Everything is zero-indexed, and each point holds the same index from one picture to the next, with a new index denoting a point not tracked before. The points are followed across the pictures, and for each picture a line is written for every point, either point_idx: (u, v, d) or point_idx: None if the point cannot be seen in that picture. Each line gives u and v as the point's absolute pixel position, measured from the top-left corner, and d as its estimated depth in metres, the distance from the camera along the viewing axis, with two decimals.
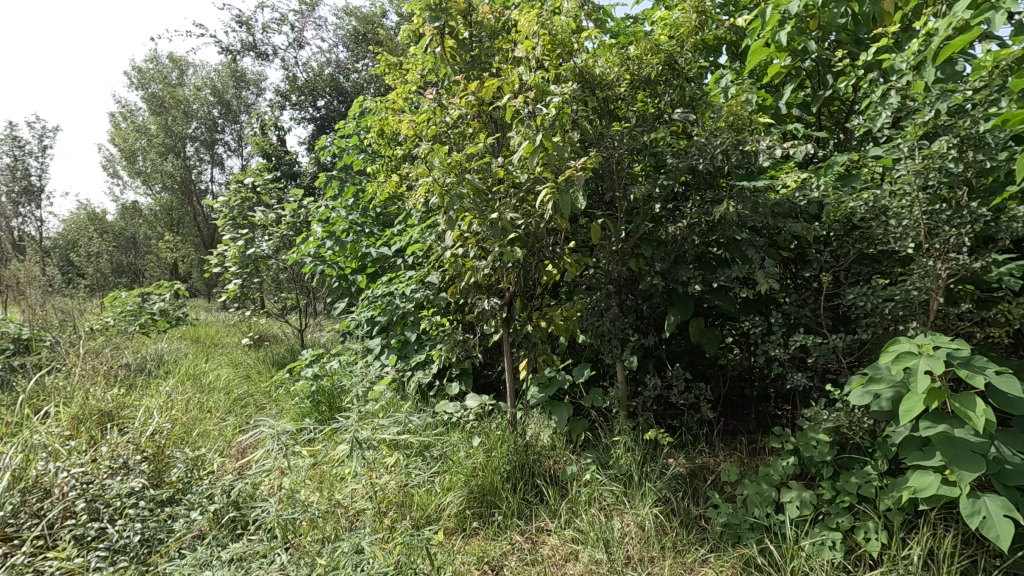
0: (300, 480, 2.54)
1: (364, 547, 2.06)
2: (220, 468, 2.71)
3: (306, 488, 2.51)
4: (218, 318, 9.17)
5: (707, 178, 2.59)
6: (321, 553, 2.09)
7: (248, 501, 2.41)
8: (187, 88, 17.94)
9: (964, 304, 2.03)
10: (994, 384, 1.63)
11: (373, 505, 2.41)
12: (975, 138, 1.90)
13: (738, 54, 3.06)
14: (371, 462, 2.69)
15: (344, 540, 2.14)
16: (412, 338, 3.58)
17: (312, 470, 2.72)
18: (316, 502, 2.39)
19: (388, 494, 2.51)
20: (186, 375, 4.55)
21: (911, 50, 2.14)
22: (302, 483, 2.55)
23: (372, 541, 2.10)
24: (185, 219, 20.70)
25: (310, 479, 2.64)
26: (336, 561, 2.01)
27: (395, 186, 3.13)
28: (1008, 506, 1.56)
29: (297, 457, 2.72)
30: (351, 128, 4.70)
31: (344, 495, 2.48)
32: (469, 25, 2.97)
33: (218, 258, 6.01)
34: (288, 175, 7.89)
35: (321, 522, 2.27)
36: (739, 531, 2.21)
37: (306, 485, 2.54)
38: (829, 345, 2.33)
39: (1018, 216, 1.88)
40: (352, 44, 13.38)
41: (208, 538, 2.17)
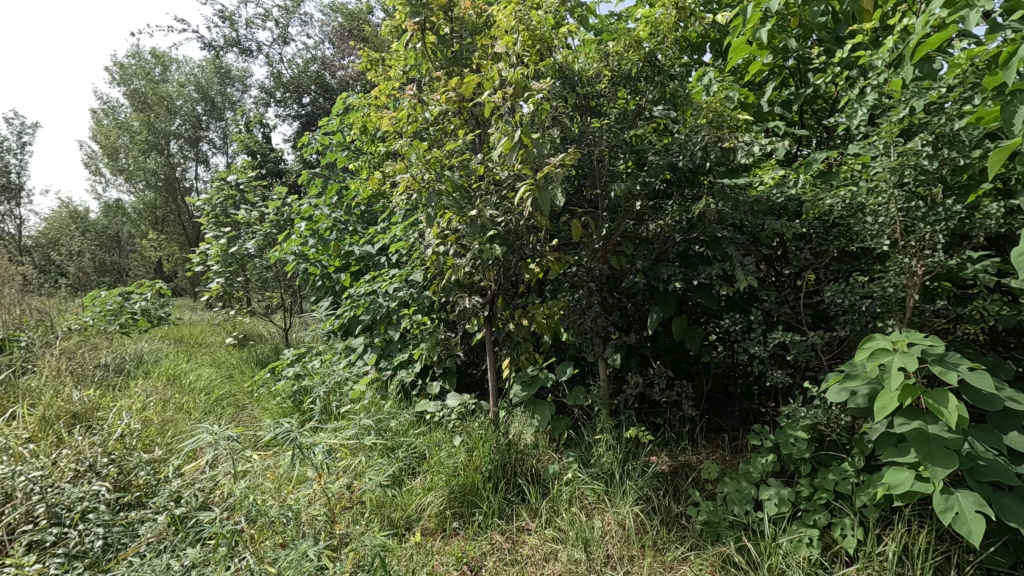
0: (258, 484, 2.47)
1: (311, 556, 1.98)
2: (183, 470, 2.64)
3: (260, 493, 2.45)
4: (205, 317, 9.09)
5: (689, 175, 2.59)
6: (275, 561, 2.01)
7: (209, 502, 2.35)
8: (172, 85, 17.72)
9: (941, 301, 2.04)
10: (967, 380, 1.64)
11: (323, 511, 2.33)
12: (949, 136, 1.92)
13: (721, 52, 3.05)
14: (321, 467, 2.61)
15: (293, 548, 2.06)
16: (394, 337, 3.54)
17: (268, 472, 2.66)
18: (273, 505, 2.33)
19: (343, 499, 2.50)
20: (165, 375, 4.49)
21: (889, 47, 2.14)
22: (257, 487, 2.49)
23: (320, 550, 2.02)
24: (169, 218, 20.45)
25: (271, 483, 2.58)
26: (279, 569, 1.97)
27: (379, 184, 3.08)
28: (980, 502, 1.56)
29: (251, 460, 2.65)
30: (335, 125, 4.62)
31: (297, 500, 2.41)
32: (451, 20, 2.93)
33: (200, 256, 5.93)
34: (273, 173, 7.79)
35: (289, 521, 2.23)
36: (719, 529, 2.20)
37: (264, 489, 2.48)
38: (809, 342, 2.32)
39: (991, 213, 1.89)
40: (339, 41, 13.32)
41: (165, 545, 2.08)
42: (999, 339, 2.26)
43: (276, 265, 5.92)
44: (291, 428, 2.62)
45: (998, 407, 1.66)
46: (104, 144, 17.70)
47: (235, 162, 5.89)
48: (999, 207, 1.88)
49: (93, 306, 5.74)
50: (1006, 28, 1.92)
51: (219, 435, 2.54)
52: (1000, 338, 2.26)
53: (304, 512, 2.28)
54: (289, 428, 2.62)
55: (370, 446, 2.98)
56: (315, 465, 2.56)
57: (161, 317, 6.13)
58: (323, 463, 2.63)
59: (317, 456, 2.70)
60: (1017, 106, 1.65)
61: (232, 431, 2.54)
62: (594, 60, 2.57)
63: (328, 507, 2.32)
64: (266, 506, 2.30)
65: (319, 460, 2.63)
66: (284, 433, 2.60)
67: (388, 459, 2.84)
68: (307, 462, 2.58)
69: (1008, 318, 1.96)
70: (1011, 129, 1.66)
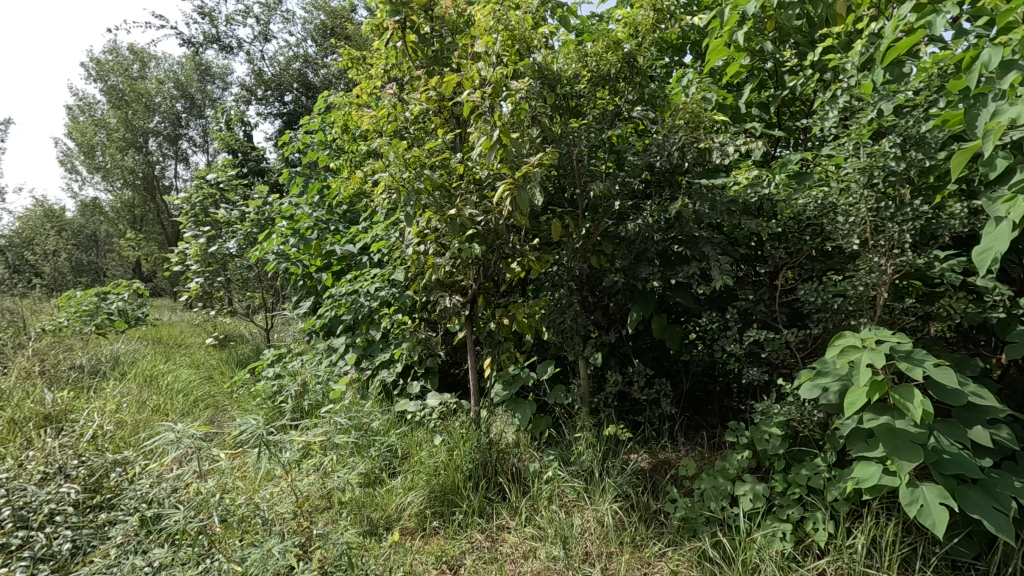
0: (227, 483, 2.44)
1: (276, 555, 1.95)
2: (150, 470, 2.58)
3: (226, 492, 2.41)
4: (184, 317, 8.99)
5: (667, 176, 2.61)
6: (244, 559, 1.98)
7: (175, 500, 2.30)
8: (151, 82, 17.46)
9: (909, 299, 2.10)
10: (932, 376, 1.68)
11: (291, 509, 2.29)
12: (916, 138, 1.97)
13: (700, 55, 3.09)
14: (290, 464, 2.60)
15: (260, 546, 2.04)
16: (376, 337, 3.52)
17: (236, 470, 2.61)
18: (241, 503, 2.30)
19: (308, 497, 2.52)
20: (142, 376, 4.42)
21: (860, 52, 2.19)
22: (224, 486, 2.43)
23: (285, 548, 1.98)
24: (148, 216, 20.08)
25: (239, 482, 2.53)
26: (244, 568, 1.94)
27: (360, 182, 3.06)
28: (944, 494, 1.61)
29: (216, 458, 2.58)
30: (316, 123, 4.58)
31: (261, 498, 2.36)
32: (431, 20, 2.93)
33: (179, 256, 5.83)
34: (255, 171, 7.72)
35: (260, 517, 2.20)
36: (696, 525, 2.23)
37: (232, 488, 2.41)
38: (783, 339, 2.36)
39: (955, 214, 1.94)
40: (321, 38, 13.22)
41: (131, 544, 2.04)
42: (969, 336, 2.31)
43: (257, 264, 5.85)
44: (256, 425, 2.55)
45: (963, 403, 1.71)
46: (80, 141, 17.37)
47: (215, 160, 5.80)
48: (962, 207, 1.95)
49: (68, 306, 5.62)
50: (970, 33, 1.97)
51: (182, 434, 2.39)
52: (970, 336, 2.31)
53: (273, 509, 2.26)
54: (256, 423, 2.48)
55: (346, 446, 2.96)
56: (282, 462, 2.50)
57: (138, 317, 6.01)
58: (290, 459, 2.60)
59: (284, 454, 2.65)
60: (979, 109, 1.71)
61: (196, 429, 2.48)
62: (573, 61, 2.56)
63: (294, 505, 2.32)
64: (232, 503, 2.25)
65: (287, 458, 2.60)
66: (247, 429, 2.48)
67: (362, 459, 2.84)
68: (273, 460, 2.53)
69: (975, 316, 2.01)
70: (973, 132, 1.72)
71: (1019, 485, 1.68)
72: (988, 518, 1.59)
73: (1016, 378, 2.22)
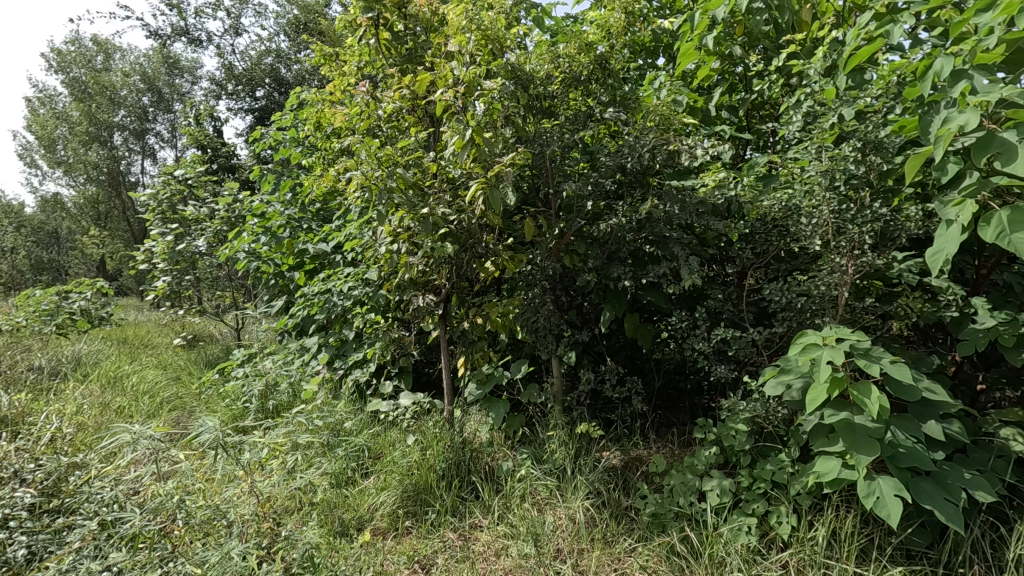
0: (188, 485, 2.38)
1: (234, 557, 1.91)
2: (109, 471, 2.51)
3: (189, 493, 2.36)
4: (151, 317, 8.74)
5: (639, 178, 2.63)
6: (204, 562, 1.94)
7: (131, 503, 2.24)
8: (116, 75, 16.94)
9: (869, 298, 2.16)
10: (888, 372, 1.74)
11: (253, 511, 2.23)
12: (875, 142, 2.04)
13: (672, 58, 3.14)
14: (250, 466, 2.56)
15: (215, 549, 1.99)
16: (350, 337, 3.49)
17: (194, 471, 2.54)
18: (197, 504, 2.24)
19: (272, 497, 2.48)
20: (105, 378, 4.30)
21: (824, 59, 2.26)
22: (183, 488, 2.37)
23: (244, 551, 1.95)
24: (113, 213, 19.46)
25: (195, 482, 2.45)
26: (203, 570, 1.91)
27: (333, 181, 3.01)
28: (898, 487, 1.67)
29: (175, 459, 2.52)
30: (289, 120, 4.50)
31: (221, 500, 2.31)
32: (405, 18, 2.90)
33: (145, 255, 5.68)
34: (225, 168, 7.56)
35: (222, 518, 2.16)
36: (664, 520, 2.27)
37: (191, 489, 2.35)
38: (749, 338, 2.41)
39: (911, 216, 2.01)
40: (294, 33, 13.04)
41: (87, 549, 1.99)
42: (928, 334, 2.40)
43: (227, 263, 5.73)
44: (216, 426, 2.46)
45: (917, 398, 1.77)
46: (41, 135, 16.74)
47: (183, 157, 5.65)
48: (917, 210, 1.99)
49: (27, 305, 5.41)
50: (926, 42, 2.05)
51: (139, 434, 2.33)
52: (929, 334, 2.40)
53: (235, 510, 2.22)
54: (213, 425, 2.41)
55: (316, 446, 2.94)
56: (241, 463, 2.45)
57: (102, 317, 5.83)
58: (250, 460, 2.53)
59: (245, 454, 2.58)
60: (932, 116, 1.78)
61: (155, 430, 2.40)
62: (545, 61, 2.58)
63: (254, 507, 2.25)
64: (190, 505, 2.19)
65: (249, 459, 2.57)
66: (204, 431, 2.40)
67: (332, 459, 2.81)
68: (232, 461, 2.46)
69: (930, 315, 2.09)
70: (926, 137, 1.78)
71: (968, 476, 1.75)
72: (939, 509, 1.66)
73: (970, 374, 2.31)
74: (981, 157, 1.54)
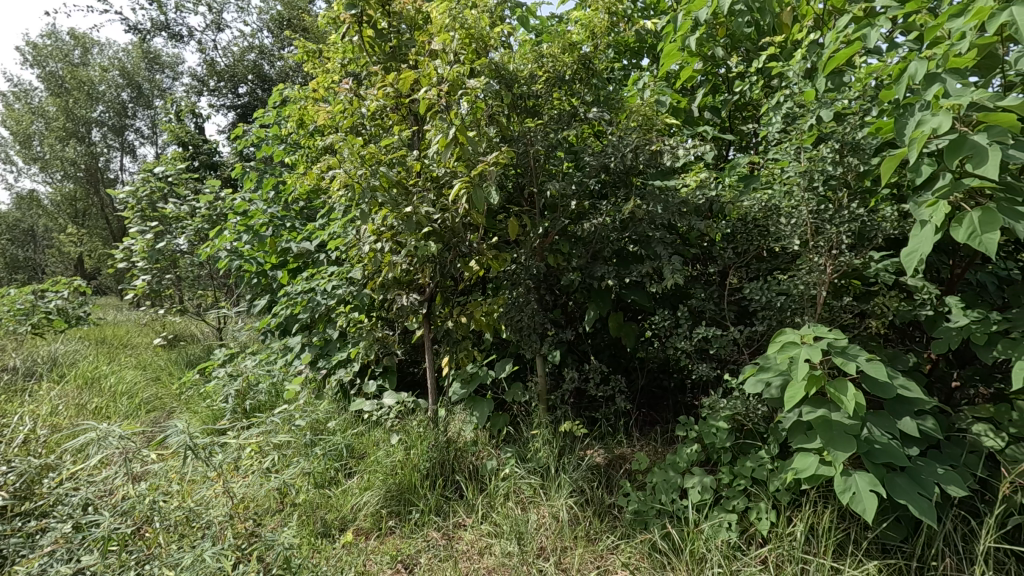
0: (162, 486, 2.34)
1: (206, 559, 1.88)
2: (83, 473, 2.46)
3: (164, 495, 2.32)
4: (130, 317, 8.59)
5: (622, 178, 2.65)
6: (178, 565, 1.90)
7: (105, 505, 2.20)
8: (94, 69, 16.63)
9: (847, 297, 2.20)
10: (864, 370, 1.77)
11: (227, 511, 2.18)
12: (853, 144, 2.07)
13: (655, 58, 3.17)
14: (223, 467, 2.49)
15: (188, 550, 1.96)
16: (333, 336, 3.46)
17: (170, 472, 2.51)
18: (171, 505, 2.21)
19: (247, 498, 2.43)
20: (82, 379, 4.22)
21: (804, 61, 2.29)
22: (158, 489, 2.33)
23: (217, 552, 1.91)
24: (92, 211, 19.09)
25: (172, 484, 2.42)
26: (176, 572, 1.88)
27: (316, 179, 2.98)
28: (874, 482, 1.70)
29: (149, 460, 2.48)
30: (271, 117, 4.44)
31: (196, 501, 2.27)
32: (389, 15, 2.88)
33: (124, 253, 5.58)
34: (206, 165, 7.47)
35: (198, 518, 2.13)
36: (647, 517, 2.29)
37: (166, 490, 2.31)
38: (730, 336, 2.44)
39: (887, 217, 2.05)
40: (277, 30, 12.91)
41: (58, 552, 1.94)
42: (905, 333, 2.45)
43: (208, 262, 5.64)
44: (187, 425, 2.41)
45: (892, 395, 1.81)
46: (16, 131, 16.35)
47: (163, 153, 5.56)
48: (893, 211, 2.03)
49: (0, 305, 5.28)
50: (903, 46, 2.09)
51: (107, 434, 2.27)
52: (906, 332, 2.45)
53: (211, 511, 2.18)
54: (183, 425, 2.35)
55: (298, 446, 2.92)
56: (213, 464, 2.39)
57: (80, 316, 5.71)
58: (223, 460, 2.48)
59: (218, 455, 2.52)
60: (908, 118, 1.82)
61: (125, 430, 2.35)
62: (528, 60, 2.58)
63: (229, 507, 2.20)
64: (164, 506, 2.16)
65: (224, 460, 2.52)
66: (173, 431, 2.34)
67: (315, 459, 2.79)
68: (204, 462, 2.40)
69: (906, 313, 2.14)
70: (902, 139, 1.82)
71: (942, 471, 1.80)
72: (913, 503, 1.70)
73: (945, 371, 2.37)
74: (953, 159, 1.57)
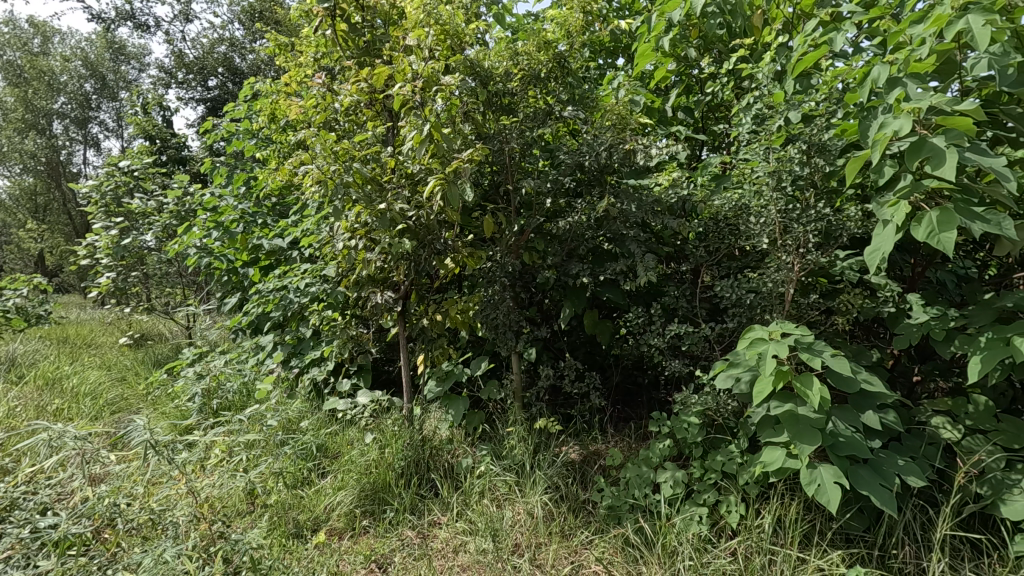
0: (123, 488, 2.27)
1: (168, 560, 1.83)
2: (39, 476, 2.37)
3: (126, 497, 2.25)
4: (96, 315, 8.32)
5: (597, 176, 2.67)
6: (139, 567, 1.85)
7: (64, 508, 2.14)
8: (56, 59, 16.06)
9: (813, 295, 2.26)
10: (830, 365, 1.82)
11: (191, 511, 2.13)
12: (820, 145, 2.12)
13: (630, 58, 3.20)
14: (186, 466, 2.43)
15: (149, 552, 1.91)
16: (307, 334, 3.42)
17: (132, 473, 2.43)
18: (134, 507, 2.16)
19: (212, 498, 2.38)
20: (42, 380, 4.07)
21: (773, 63, 2.34)
22: (120, 491, 2.26)
23: (178, 552, 1.87)
24: (53, 206, 18.42)
25: (135, 485, 2.35)
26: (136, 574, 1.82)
27: (288, 175, 2.92)
28: (838, 474, 1.75)
29: (110, 461, 2.40)
30: (242, 111, 4.35)
31: (158, 501, 2.21)
32: (362, 9, 2.85)
33: (87, 250, 5.40)
34: (175, 160, 7.28)
35: (161, 520, 2.08)
36: (621, 512, 2.31)
37: (127, 492, 2.24)
38: (701, 333, 2.49)
39: (851, 216, 2.11)
40: (249, 22, 12.66)
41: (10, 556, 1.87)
42: (870, 329, 2.52)
43: (176, 259, 5.50)
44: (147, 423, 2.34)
45: (856, 389, 1.87)
46: None
47: (129, 147, 5.39)
48: (857, 211, 2.09)
49: None
50: (867, 51, 2.15)
51: (62, 433, 2.19)
52: (870, 329, 2.52)
53: (175, 512, 2.13)
54: (144, 423, 2.28)
55: (270, 447, 2.87)
56: (176, 463, 2.33)
57: (40, 315, 5.51)
58: (186, 459, 2.42)
59: (181, 454, 2.46)
60: (871, 121, 1.87)
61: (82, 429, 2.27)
62: (503, 58, 2.57)
63: (193, 507, 2.15)
64: (126, 508, 2.11)
65: (187, 459, 2.46)
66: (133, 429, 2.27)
67: (286, 459, 2.75)
68: (167, 461, 2.34)
69: (870, 310, 2.20)
70: (866, 141, 1.87)
71: (902, 462, 1.86)
72: (875, 494, 1.75)
73: (907, 366, 2.45)
74: (913, 161, 1.62)
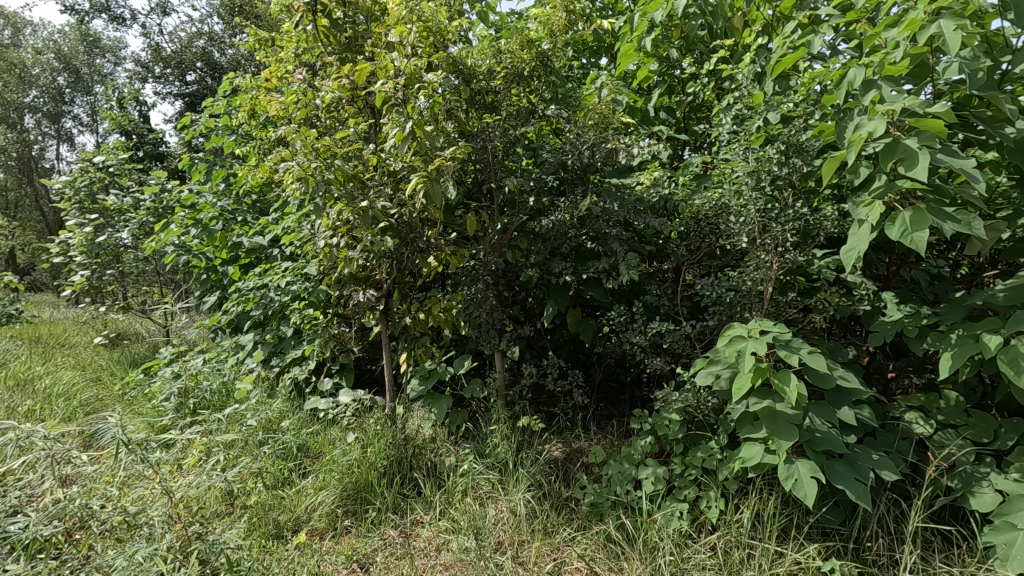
0: (95, 489, 2.22)
1: (142, 561, 1.80)
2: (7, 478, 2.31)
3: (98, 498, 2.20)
4: (69, 314, 8.13)
5: (579, 175, 2.68)
6: (112, 569, 1.81)
7: (34, 510, 2.09)
8: (26, 51, 15.63)
9: (792, 293, 2.30)
10: (806, 362, 1.85)
11: (165, 512, 2.09)
12: (798, 146, 2.15)
13: (613, 57, 3.21)
14: (160, 465, 2.39)
15: (120, 552, 1.87)
16: (288, 333, 3.38)
17: (105, 474, 2.38)
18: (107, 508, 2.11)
19: (188, 498, 2.34)
20: (12, 380, 3.97)
21: (753, 64, 2.37)
22: (92, 492, 2.21)
23: (151, 553, 1.83)
24: (25, 202, 17.93)
25: (108, 486, 2.30)
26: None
27: (268, 172, 2.88)
28: (814, 469, 1.78)
29: (82, 462, 2.34)
30: (221, 106, 4.28)
31: (132, 502, 2.17)
32: (344, 5, 2.82)
33: (60, 247, 5.27)
34: (151, 156, 7.13)
35: (136, 521, 2.04)
36: (603, 509, 2.33)
37: (100, 493, 2.19)
38: (682, 331, 2.51)
39: (828, 216, 2.15)
40: (228, 16, 12.46)
41: None
42: (847, 327, 2.56)
43: (154, 256, 5.39)
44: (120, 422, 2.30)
45: (832, 386, 1.90)
46: None
47: (104, 142, 5.27)
48: (833, 210, 2.13)
49: None
50: (844, 54, 2.19)
51: (31, 433, 2.14)
52: (847, 327, 2.56)
53: (150, 513, 2.09)
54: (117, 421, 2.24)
55: (249, 447, 2.83)
56: (150, 462, 2.29)
57: (10, 314, 5.36)
58: (161, 458, 2.37)
59: (156, 453, 2.41)
60: (847, 122, 1.91)
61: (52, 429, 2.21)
62: (486, 56, 2.57)
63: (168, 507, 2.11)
64: (99, 509, 2.06)
65: (162, 458, 2.42)
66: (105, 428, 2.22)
67: (266, 459, 2.72)
68: (141, 461, 2.30)
69: (846, 308, 2.24)
70: (842, 142, 1.90)
71: (876, 457, 1.90)
72: (850, 488, 1.79)
73: (881, 363, 2.50)
74: (887, 162, 1.66)
